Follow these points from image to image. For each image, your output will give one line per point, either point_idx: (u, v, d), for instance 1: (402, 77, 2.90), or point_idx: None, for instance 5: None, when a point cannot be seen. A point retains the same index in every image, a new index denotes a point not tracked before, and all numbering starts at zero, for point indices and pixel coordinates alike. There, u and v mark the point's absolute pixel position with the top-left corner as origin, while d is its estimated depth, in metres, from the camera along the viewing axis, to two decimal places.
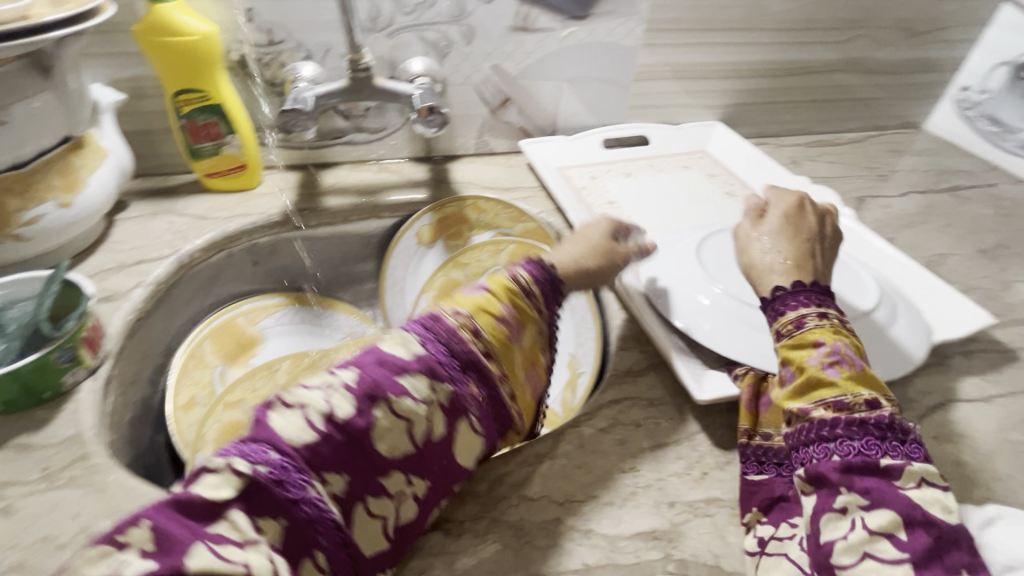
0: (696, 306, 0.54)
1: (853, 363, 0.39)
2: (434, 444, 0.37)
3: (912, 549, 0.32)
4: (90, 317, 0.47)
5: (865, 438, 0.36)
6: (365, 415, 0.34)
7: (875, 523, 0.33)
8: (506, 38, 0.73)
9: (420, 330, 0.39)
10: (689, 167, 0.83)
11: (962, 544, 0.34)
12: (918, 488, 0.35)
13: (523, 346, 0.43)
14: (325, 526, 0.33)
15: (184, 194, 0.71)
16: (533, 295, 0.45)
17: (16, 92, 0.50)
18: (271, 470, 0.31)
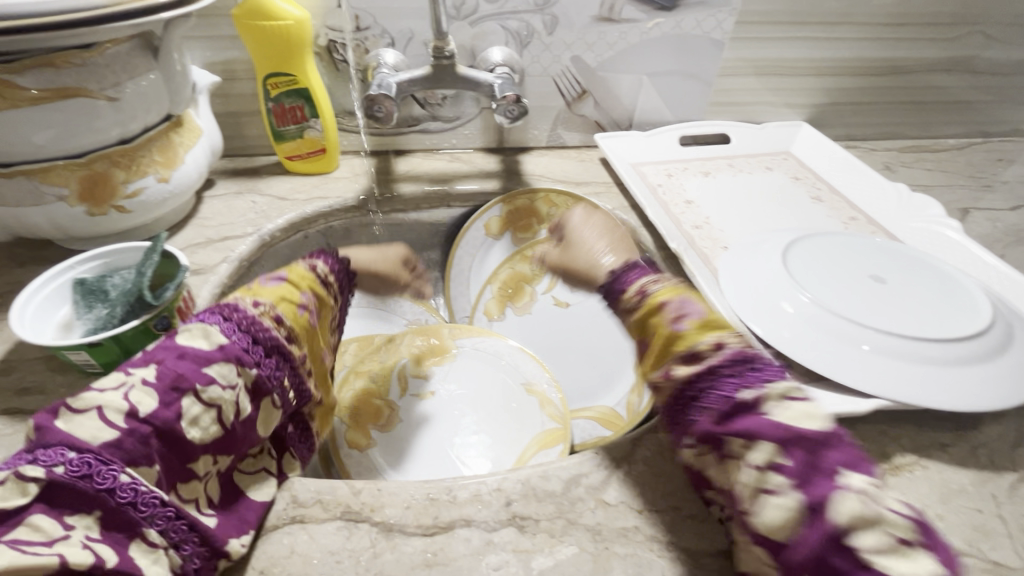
0: (778, 314, 0.52)
1: (703, 313, 0.40)
2: (242, 424, 0.38)
3: (795, 471, 0.31)
4: (184, 288, 0.49)
5: (739, 378, 0.35)
6: (169, 406, 0.33)
7: (762, 458, 0.32)
8: (589, 29, 0.71)
9: (222, 319, 0.38)
10: (772, 168, 0.78)
11: (846, 451, 0.31)
12: (784, 405, 0.33)
13: (320, 330, 0.47)
14: (150, 503, 0.31)
15: (266, 175, 0.73)
16: (330, 288, 0.50)
17: (129, 70, 0.51)
18: (70, 468, 0.30)
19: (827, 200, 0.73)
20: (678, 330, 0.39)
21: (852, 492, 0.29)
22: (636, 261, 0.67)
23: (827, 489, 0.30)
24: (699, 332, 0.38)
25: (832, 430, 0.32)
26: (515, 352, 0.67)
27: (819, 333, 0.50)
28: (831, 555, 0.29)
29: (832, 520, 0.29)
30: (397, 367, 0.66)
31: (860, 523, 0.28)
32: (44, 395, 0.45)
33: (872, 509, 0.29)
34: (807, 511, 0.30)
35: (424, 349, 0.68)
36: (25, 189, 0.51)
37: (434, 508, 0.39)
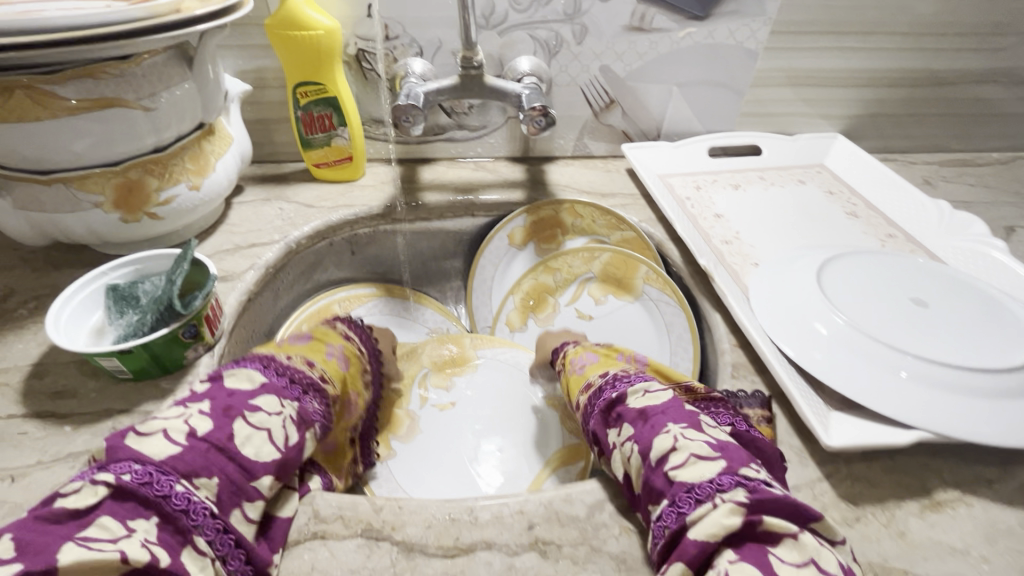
0: (811, 334, 0.50)
1: (597, 356, 0.53)
2: (295, 449, 0.38)
3: (635, 433, 0.40)
4: (212, 296, 0.49)
5: (613, 390, 0.45)
6: (223, 428, 0.36)
7: (621, 436, 0.41)
8: (619, 38, 0.70)
9: (261, 365, 0.41)
10: (805, 182, 0.76)
11: (675, 408, 0.40)
12: (641, 395, 0.43)
13: (350, 379, 0.50)
14: (201, 513, 0.32)
15: (294, 182, 0.74)
16: (354, 342, 0.54)
17: (164, 80, 0.52)
18: (136, 476, 0.32)
19: (863, 216, 0.70)
20: (580, 372, 0.52)
21: (668, 432, 0.38)
22: (664, 275, 0.66)
23: (651, 435, 0.39)
24: (594, 369, 0.51)
25: (671, 400, 0.41)
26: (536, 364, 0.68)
27: (853, 356, 0.48)
28: (654, 481, 0.37)
29: (650, 456, 0.38)
30: (418, 375, 0.65)
31: (668, 451, 0.37)
32: (75, 400, 0.46)
33: (676, 440, 0.38)
34: (642, 457, 0.38)
35: (445, 359, 0.68)
36: (63, 197, 0.52)
37: (455, 529, 0.38)
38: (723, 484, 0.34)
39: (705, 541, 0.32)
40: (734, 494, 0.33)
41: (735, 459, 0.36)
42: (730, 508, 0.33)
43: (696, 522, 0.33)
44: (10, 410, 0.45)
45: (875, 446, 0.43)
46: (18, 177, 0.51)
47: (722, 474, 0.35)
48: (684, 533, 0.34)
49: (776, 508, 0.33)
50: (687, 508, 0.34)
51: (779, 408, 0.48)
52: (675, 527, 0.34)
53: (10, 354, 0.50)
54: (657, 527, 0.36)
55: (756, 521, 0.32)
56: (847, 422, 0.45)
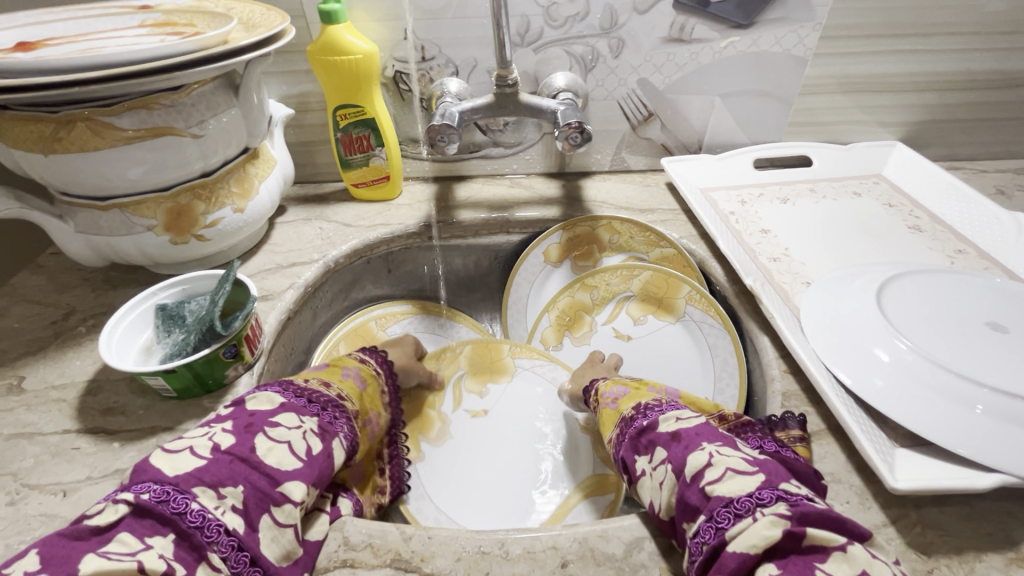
0: (871, 362, 0.46)
1: (627, 387, 0.51)
2: (318, 458, 0.39)
3: (668, 455, 0.39)
4: (252, 316, 0.50)
5: (643, 419, 0.44)
6: (244, 441, 0.36)
7: (653, 462, 0.40)
8: (658, 50, 0.68)
9: (281, 388, 0.42)
10: (861, 194, 0.71)
11: (707, 429, 0.39)
12: (676, 421, 0.41)
13: (367, 399, 0.50)
14: (215, 530, 0.32)
15: (333, 202, 0.76)
16: (371, 363, 0.54)
17: (212, 108, 0.54)
18: (154, 495, 0.32)
19: (928, 230, 0.65)
20: (611, 407, 0.49)
21: (702, 450, 0.37)
22: (708, 296, 0.63)
23: (684, 454, 0.37)
24: (626, 403, 0.48)
25: (704, 424, 0.40)
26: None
27: (921, 387, 0.43)
28: (689, 498, 0.35)
29: (687, 474, 0.36)
30: (454, 378, 0.64)
31: (704, 467, 0.36)
32: (124, 416, 0.48)
33: (711, 457, 0.36)
34: (676, 477, 0.37)
35: (484, 367, 0.66)
36: (119, 221, 0.55)
37: (485, 563, 0.37)
38: (763, 497, 0.33)
39: (746, 553, 0.31)
40: (775, 507, 0.32)
41: (774, 475, 0.35)
42: (772, 520, 0.31)
43: (736, 536, 0.32)
44: (65, 425, 0.47)
45: (949, 489, 0.38)
46: (80, 203, 0.54)
47: (761, 487, 0.34)
48: (723, 548, 0.32)
49: (820, 521, 0.32)
50: (726, 522, 0.32)
51: (837, 443, 0.44)
52: (714, 542, 0.32)
53: (69, 370, 0.52)
54: (694, 544, 0.34)
55: (801, 535, 0.31)
56: (915, 460, 0.41)
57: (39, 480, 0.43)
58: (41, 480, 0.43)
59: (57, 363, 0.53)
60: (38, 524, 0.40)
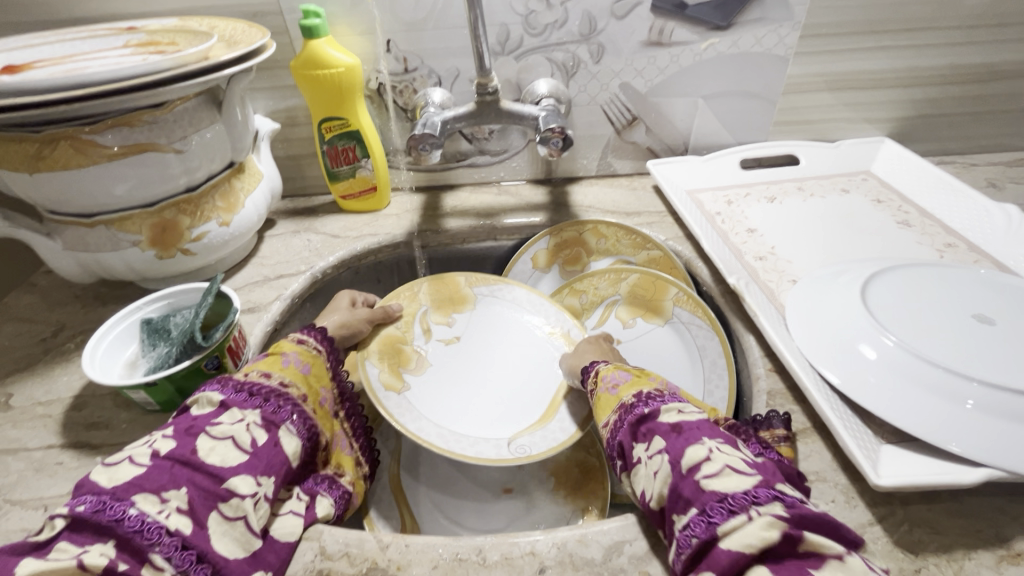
0: (858, 360, 0.46)
1: (629, 373, 0.48)
2: (264, 449, 0.39)
3: (666, 446, 0.37)
4: (235, 328, 0.51)
5: (644, 407, 0.42)
6: (185, 444, 0.36)
7: (649, 450, 0.38)
8: (639, 54, 0.69)
9: (218, 386, 0.42)
10: (848, 191, 0.71)
11: (708, 425, 0.38)
12: (676, 413, 0.40)
13: (315, 380, 0.49)
14: (155, 532, 0.31)
15: (322, 214, 0.76)
16: (310, 341, 0.51)
17: (195, 124, 0.55)
18: (89, 506, 0.31)
19: (917, 225, 0.64)
20: (611, 392, 0.46)
21: (702, 444, 0.36)
22: (696, 297, 0.62)
23: (682, 446, 0.36)
24: (628, 389, 0.45)
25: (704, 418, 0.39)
26: (561, 316, 0.66)
27: (908, 383, 0.42)
28: (684, 489, 0.34)
29: (685, 465, 0.35)
30: (417, 313, 0.65)
31: (702, 461, 0.35)
32: (108, 431, 0.48)
33: (710, 451, 0.35)
34: (671, 468, 0.36)
35: (446, 297, 0.67)
36: (104, 238, 0.55)
37: (463, 569, 0.36)
38: (758, 495, 0.32)
39: (739, 552, 0.30)
40: (771, 507, 0.31)
41: (770, 476, 0.34)
42: (768, 521, 0.30)
43: (729, 533, 0.31)
44: (50, 441, 0.47)
45: (935, 485, 0.38)
46: (66, 221, 0.55)
47: (758, 486, 0.33)
48: (715, 543, 0.31)
49: (816, 525, 0.31)
50: (718, 518, 0.32)
51: (823, 442, 0.43)
52: (705, 537, 0.32)
53: (56, 386, 0.53)
54: (683, 537, 0.33)
55: (797, 538, 0.30)
56: (899, 456, 0.40)
57: (22, 496, 0.43)
58: (24, 495, 0.43)
59: (44, 380, 0.53)
60: (18, 540, 0.40)
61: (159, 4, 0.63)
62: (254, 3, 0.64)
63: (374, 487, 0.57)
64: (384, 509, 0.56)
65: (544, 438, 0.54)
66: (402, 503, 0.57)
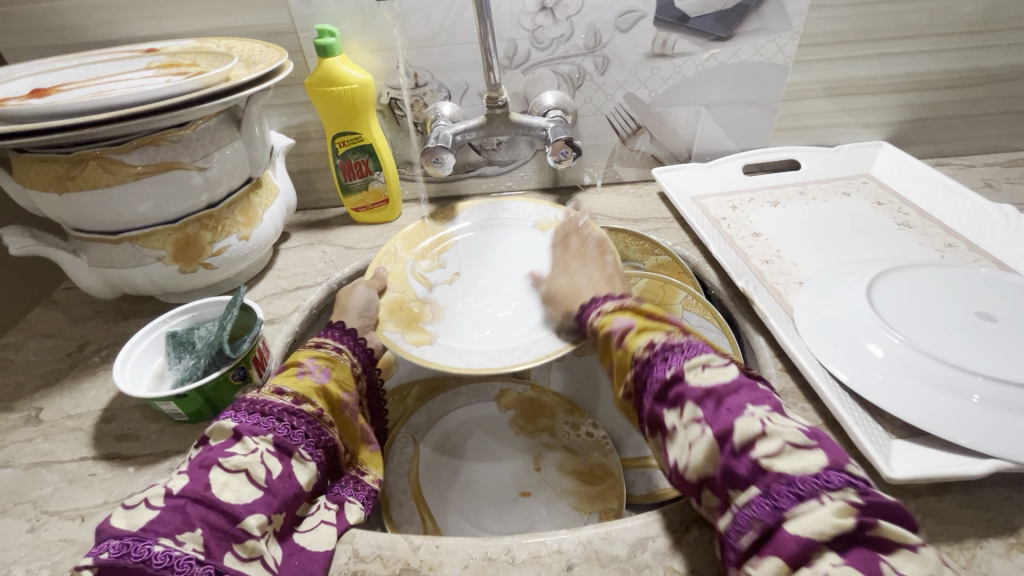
0: (866, 358, 0.47)
1: (633, 320, 0.46)
2: (279, 481, 0.40)
3: (706, 416, 0.35)
4: (259, 339, 0.52)
5: (665, 366, 0.40)
6: (199, 479, 0.36)
7: (684, 417, 0.37)
8: (642, 65, 0.71)
9: (233, 412, 0.42)
10: (849, 194, 0.73)
11: (746, 388, 0.36)
12: (703, 371, 0.38)
13: (335, 386, 0.50)
14: (184, 565, 0.32)
15: (335, 226, 0.78)
16: (326, 345, 0.53)
17: (216, 141, 0.57)
18: (115, 551, 0.32)
19: (917, 226, 0.66)
20: (621, 345, 0.45)
21: (752, 416, 0.34)
22: (705, 301, 0.64)
23: (729, 418, 0.34)
24: (636, 340, 0.44)
25: (739, 378, 0.37)
26: (541, 211, 0.72)
27: (916, 380, 0.44)
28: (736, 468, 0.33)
29: (736, 439, 0.33)
30: (405, 270, 0.66)
31: (757, 436, 0.33)
32: (139, 442, 0.49)
33: (763, 424, 0.33)
34: (718, 444, 0.34)
35: (425, 244, 0.69)
36: (129, 254, 0.57)
37: (493, 568, 0.38)
38: (830, 480, 0.30)
39: (810, 538, 0.29)
40: (841, 492, 0.30)
41: (834, 452, 0.32)
42: (841, 507, 0.29)
43: (797, 518, 0.30)
44: (82, 453, 0.49)
45: (945, 477, 0.39)
46: (92, 237, 0.56)
47: (826, 468, 0.31)
48: (779, 526, 0.30)
49: (886, 513, 0.30)
50: (783, 503, 0.30)
51: (835, 438, 0.45)
52: (768, 521, 0.31)
53: (84, 400, 0.54)
54: (741, 517, 0.32)
55: (870, 524, 0.29)
56: (910, 450, 0.41)
57: (58, 507, 0.44)
58: (60, 506, 0.44)
59: (73, 394, 0.55)
60: (57, 549, 0.41)
61: (176, 26, 0.65)
62: (269, 24, 0.66)
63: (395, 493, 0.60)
64: (405, 514, 0.58)
65: (596, 311, 0.56)
66: (422, 507, 0.59)
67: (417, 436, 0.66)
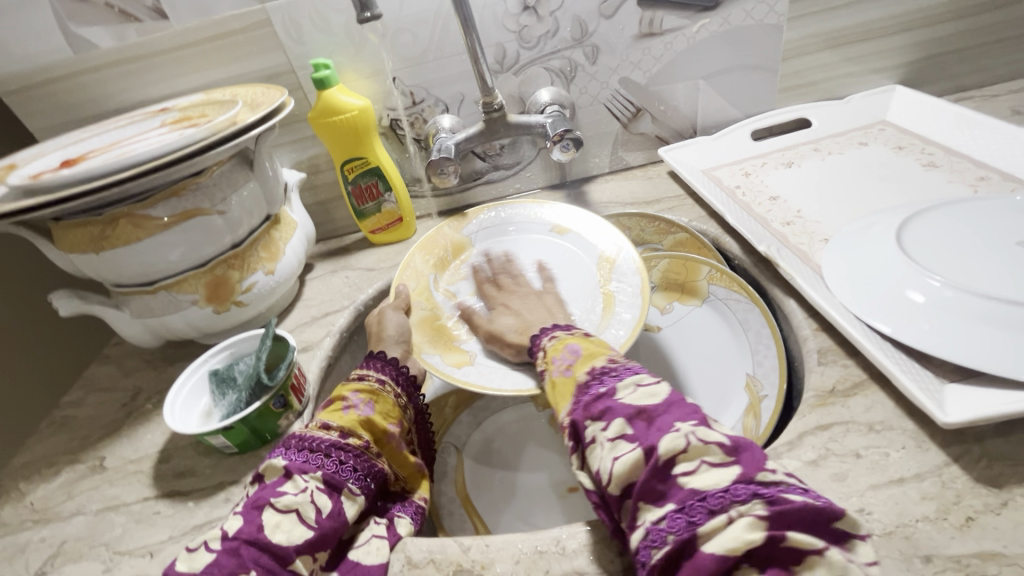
0: (907, 306, 0.45)
1: (578, 350, 0.44)
2: (328, 519, 0.41)
3: (634, 433, 0.33)
4: (295, 365, 0.54)
5: (602, 386, 0.38)
6: (252, 520, 0.38)
7: (608, 432, 0.34)
8: (633, 47, 0.70)
9: (283, 450, 0.44)
10: (867, 143, 0.71)
11: (678, 404, 0.34)
12: (633, 392, 0.36)
13: (381, 418, 0.51)
14: None
15: (356, 251, 0.80)
16: (372, 376, 0.53)
17: (232, 184, 0.59)
18: None
19: (944, 164, 0.63)
20: (564, 374, 0.43)
21: (678, 431, 0.32)
22: (729, 272, 0.63)
23: (656, 435, 0.32)
24: (580, 366, 0.42)
25: (671, 397, 0.35)
26: (556, 213, 0.72)
27: (963, 320, 0.42)
28: (657, 483, 0.31)
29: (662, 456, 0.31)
30: (429, 286, 0.67)
31: (678, 452, 0.31)
32: (195, 477, 0.52)
33: (687, 439, 0.31)
34: (644, 459, 0.32)
35: (442, 256, 0.70)
36: (167, 301, 0.60)
37: (545, 561, 0.37)
38: (738, 492, 0.28)
39: (726, 557, 0.27)
40: (750, 505, 0.28)
41: (751, 465, 0.30)
42: (749, 521, 0.27)
43: (711, 535, 0.28)
44: (145, 493, 0.51)
45: (1005, 417, 0.37)
46: (132, 291, 0.59)
47: (735, 482, 0.29)
48: (696, 544, 0.28)
49: (799, 519, 0.27)
50: (695, 516, 0.29)
51: (886, 391, 0.43)
52: (683, 536, 0.28)
53: (142, 444, 0.57)
54: (655, 532, 0.30)
55: (778, 537, 0.27)
56: (965, 394, 0.39)
57: (129, 546, 0.47)
58: (130, 545, 0.47)
59: (132, 440, 0.58)
60: None
61: (184, 83, 0.68)
62: (268, 67, 0.68)
63: (444, 501, 0.62)
64: (456, 521, 0.60)
65: (620, 325, 0.57)
66: (472, 513, 0.61)
67: (459, 445, 0.69)
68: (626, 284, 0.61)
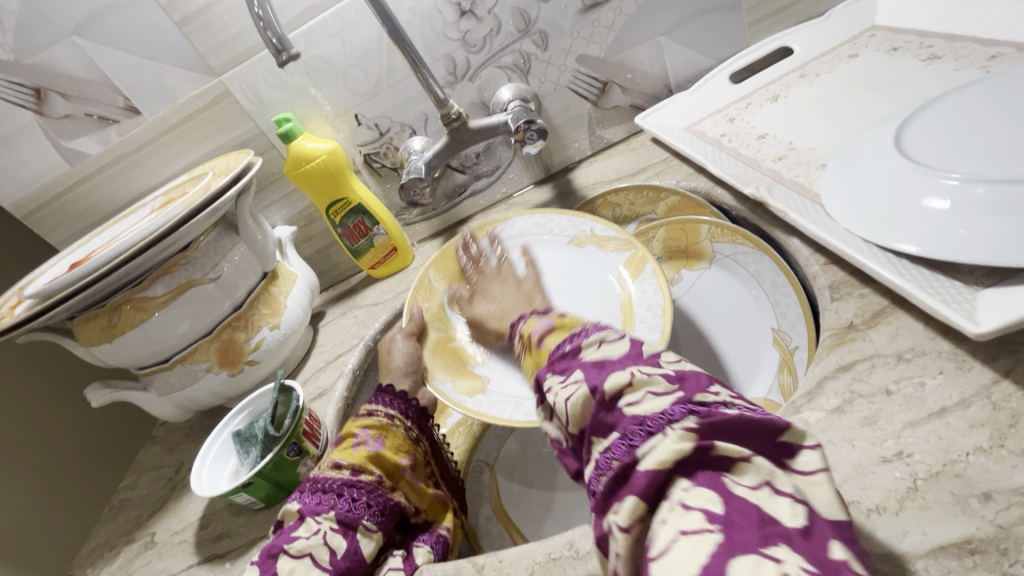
0: (930, 216, 0.39)
1: (550, 319, 0.41)
2: (343, 560, 0.40)
3: (584, 374, 0.33)
4: (303, 411, 0.54)
5: (568, 345, 0.37)
6: (268, 569, 0.38)
7: (564, 380, 0.34)
8: (581, 22, 0.68)
9: (298, 494, 0.44)
10: (857, 54, 0.64)
11: (631, 349, 0.34)
12: (596, 348, 0.35)
13: (391, 452, 0.50)
14: None
15: (361, 289, 0.82)
16: (379, 412, 0.53)
17: (221, 251, 0.62)
18: None
19: (947, 54, 0.57)
20: (538, 344, 0.41)
21: (625, 368, 0.32)
22: (729, 225, 0.60)
23: (603, 372, 0.32)
24: (551, 339, 0.39)
25: (631, 347, 0.34)
26: (575, 220, 0.65)
27: (1000, 216, 0.36)
28: (603, 415, 0.31)
29: (610, 391, 0.31)
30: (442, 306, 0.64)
31: (624, 386, 0.31)
32: (232, 537, 0.53)
33: (633, 373, 0.31)
34: (591, 396, 0.32)
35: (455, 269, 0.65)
36: (184, 373, 0.63)
37: (559, 567, 0.35)
38: (674, 412, 0.28)
39: (658, 470, 0.27)
40: (684, 421, 0.28)
41: (695, 388, 0.30)
42: (681, 435, 0.27)
43: (647, 454, 0.28)
44: (189, 560, 0.53)
45: None
46: (152, 369, 0.62)
47: (675, 403, 0.29)
48: (635, 466, 0.28)
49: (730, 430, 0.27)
50: (636, 441, 0.28)
51: (912, 318, 0.38)
52: (623, 460, 0.28)
53: (185, 514, 0.59)
54: (602, 460, 0.30)
55: (708, 447, 0.27)
56: (1009, 302, 0.34)
57: None
58: None
59: (176, 512, 0.60)
60: None
61: (168, 168, 0.72)
62: (239, 134, 0.71)
63: (479, 522, 0.60)
64: (494, 540, 0.59)
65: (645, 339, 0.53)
66: (511, 528, 0.59)
67: (490, 462, 0.66)
68: (647, 300, 0.56)
